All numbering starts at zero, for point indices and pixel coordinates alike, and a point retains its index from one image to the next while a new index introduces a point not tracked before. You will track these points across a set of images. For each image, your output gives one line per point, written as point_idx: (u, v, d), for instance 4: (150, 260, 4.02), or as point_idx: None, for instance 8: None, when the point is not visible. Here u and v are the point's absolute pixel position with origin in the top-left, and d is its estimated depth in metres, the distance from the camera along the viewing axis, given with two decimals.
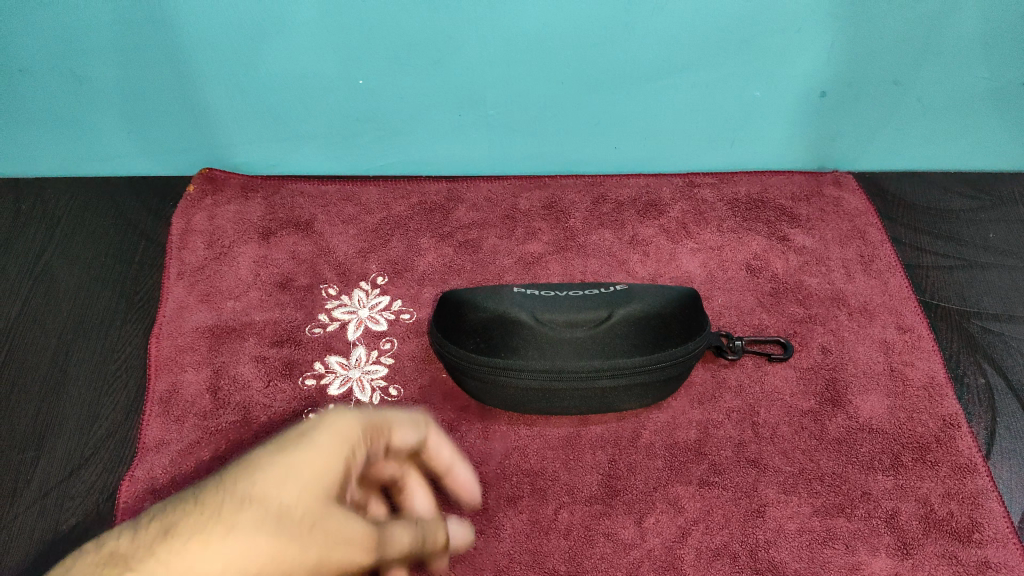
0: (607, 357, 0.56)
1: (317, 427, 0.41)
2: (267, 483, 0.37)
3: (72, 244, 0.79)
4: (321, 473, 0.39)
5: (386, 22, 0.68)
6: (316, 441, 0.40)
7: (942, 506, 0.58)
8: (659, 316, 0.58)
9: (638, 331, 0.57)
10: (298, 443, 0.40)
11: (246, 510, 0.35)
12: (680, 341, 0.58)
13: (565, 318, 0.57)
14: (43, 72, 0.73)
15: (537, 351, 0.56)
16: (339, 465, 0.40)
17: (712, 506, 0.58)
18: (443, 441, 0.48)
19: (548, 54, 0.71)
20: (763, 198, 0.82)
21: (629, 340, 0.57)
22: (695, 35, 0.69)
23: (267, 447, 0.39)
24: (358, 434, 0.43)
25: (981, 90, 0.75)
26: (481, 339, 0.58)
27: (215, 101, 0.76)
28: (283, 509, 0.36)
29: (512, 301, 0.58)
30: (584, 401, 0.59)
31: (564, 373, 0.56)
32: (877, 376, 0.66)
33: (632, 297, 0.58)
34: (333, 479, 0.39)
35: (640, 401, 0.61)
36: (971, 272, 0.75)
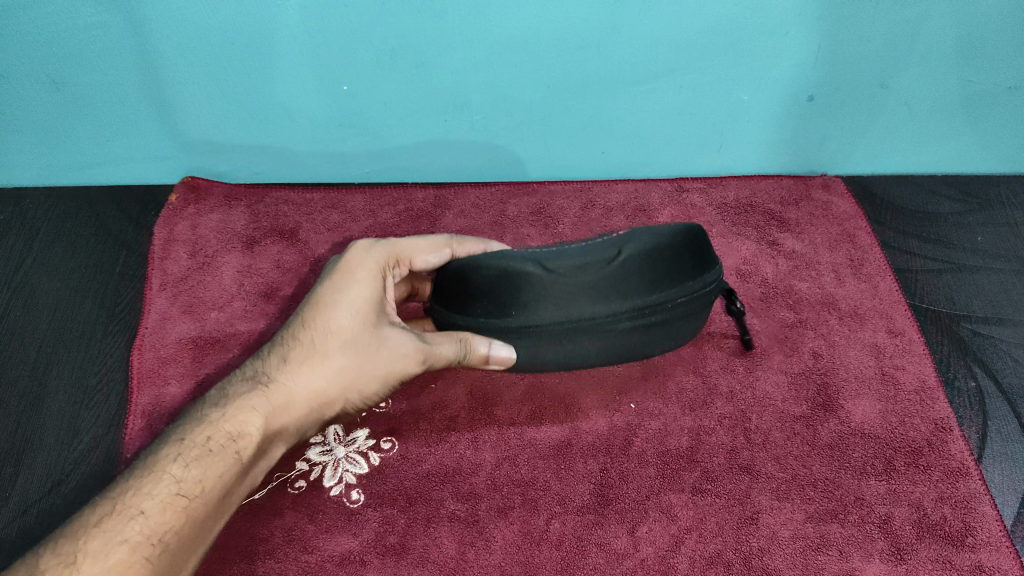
0: (623, 298, 0.53)
1: (351, 264, 0.58)
2: (319, 316, 0.57)
3: (51, 255, 0.78)
4: (357, 298, 0.57)
5: (369, 28, 0.67)
6: (357, 277, 0.58)
7: (936, 510, 0.57)
8: (670, 247, 0.54)
9: (651, 265, 0.53)
10: (342, 279, 0.58)
11: (325, 338, 0.55)
12: (693, 272, 0.55)
13: (573, 263, 0.53)
14: (20, 79, 0.72)
15: (551, 304, 0.53)
16: (376, 287, 0.58)
17: (705, 514, 0.57)
18: (466, 242, 0.61)
19: (535, 59, 0.70)
20: (751, 202, 0.82)
21: (644, 277, 0.53)
22: (680, 40, 0.69)
23: (323, 288, 0.58)
24: (384, 304, 0.58)
25: (967, 94, 0.75)
26: (490, 301, 0.55)
27: (197, 109, 0.75)
28: (331, 331, 0.56)
29: (514, 254, 0.54)
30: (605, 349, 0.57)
31: (582, 320, 0.53)
32: (868, 381, 0.66)
33: (638, 232, 0.54)
34: (374, 298, 0.57)
35: (658, 339, 0.59)
36: (959, 275, 0.75)
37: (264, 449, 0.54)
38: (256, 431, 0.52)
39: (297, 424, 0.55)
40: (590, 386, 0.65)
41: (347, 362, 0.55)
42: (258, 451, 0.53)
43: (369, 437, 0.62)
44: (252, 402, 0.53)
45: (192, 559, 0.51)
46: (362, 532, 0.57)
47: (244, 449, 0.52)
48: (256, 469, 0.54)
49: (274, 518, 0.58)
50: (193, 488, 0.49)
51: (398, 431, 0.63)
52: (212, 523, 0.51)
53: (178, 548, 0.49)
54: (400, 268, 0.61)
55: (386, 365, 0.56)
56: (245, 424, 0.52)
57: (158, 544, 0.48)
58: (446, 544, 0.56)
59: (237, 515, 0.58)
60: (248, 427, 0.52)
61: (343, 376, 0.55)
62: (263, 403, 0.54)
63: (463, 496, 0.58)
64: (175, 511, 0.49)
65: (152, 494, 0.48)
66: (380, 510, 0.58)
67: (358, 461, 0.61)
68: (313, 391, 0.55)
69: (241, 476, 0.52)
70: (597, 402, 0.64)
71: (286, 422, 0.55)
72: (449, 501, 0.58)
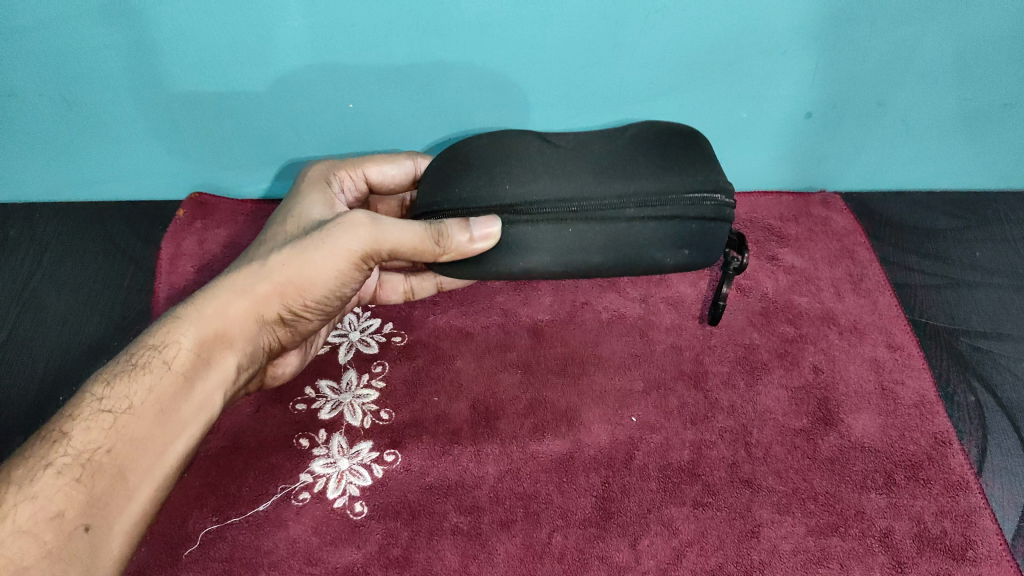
0: (629, 179, 0.51)
1: (297, 190, 0.66)
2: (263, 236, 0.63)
3: (60, 271, 0.79)
4: (296, 213, 0.63)
5: (374, 47, 0.68)
6: (299, 199, 0.65)
7: (936, 524, 0.58)
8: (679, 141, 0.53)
9: (656, 138, 0.53)
10: (289, 204, 0.65)
11: (261, 249, 0.61)
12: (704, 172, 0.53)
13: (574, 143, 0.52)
14: (31, 97, 0.73)
15: (547, 176, 0.51)
16: (318, 203, 0.64)
17: (706, 527, 0.57)
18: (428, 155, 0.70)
19: (537, 77, 0.71)
20: (751, 218, 0.83)
21: (650, 161, 0.51)
22: (680, 59, 0.70)
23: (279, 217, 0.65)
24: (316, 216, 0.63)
25: (964, 111, 0.76)
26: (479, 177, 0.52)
27: (205, 126, 0.76)
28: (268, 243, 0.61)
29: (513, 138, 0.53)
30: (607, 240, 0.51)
31: (581, 203, 0.50)
32: (868, 395, 0.66)
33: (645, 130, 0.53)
34: (316, 209, 0.64)
35: (668, 234, 0.52)
36: (958, 290, 0.76)
37: (208, 353, 0.58)
38: (181, 338, 0.57)
39: (240, 326, 0.59)
40: (591, 400, 0.66)
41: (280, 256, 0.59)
42: (197, 356, 0.57)
43: (372, 450, 0.63)
44: (182, 317, 0.58)
45: (147, 482, 0.54)
46: (366, 544, 0.57)
47: (172, 356, 0.57)
48: (206, 377, 0.58)
49: (278, 530, 0.58)
50: (116, 401, 0.54)
51: (402, 444, 0.63)
52: (162, 436, 0.55)
53: (118, 462, 0.53)
54: (355, 177, 0.69)
55: (329, 257, 0.58)
56: (176, 337, 0.57)
57: (86, 461, 0.52)
58: (449, 557, 0.56)
59: (242, 527, 0.58)
60: (172, 339, 0.57)
61: (280, 271, 0.58)
62: (195, 316, 0.58)
63: (465, 509, 0.59)
64: (102, 428, 0.53)
65: (78, 415, 0.53)
66: (383, 523, 0.58)
67: (361, 474, 0.61)
68: (252, 292, 0.59)
69: (183, 383, 0.56)
70: (599, 416, 0.65)
71: (225, 325, 0.59)
72: (452, 514, 0.58)
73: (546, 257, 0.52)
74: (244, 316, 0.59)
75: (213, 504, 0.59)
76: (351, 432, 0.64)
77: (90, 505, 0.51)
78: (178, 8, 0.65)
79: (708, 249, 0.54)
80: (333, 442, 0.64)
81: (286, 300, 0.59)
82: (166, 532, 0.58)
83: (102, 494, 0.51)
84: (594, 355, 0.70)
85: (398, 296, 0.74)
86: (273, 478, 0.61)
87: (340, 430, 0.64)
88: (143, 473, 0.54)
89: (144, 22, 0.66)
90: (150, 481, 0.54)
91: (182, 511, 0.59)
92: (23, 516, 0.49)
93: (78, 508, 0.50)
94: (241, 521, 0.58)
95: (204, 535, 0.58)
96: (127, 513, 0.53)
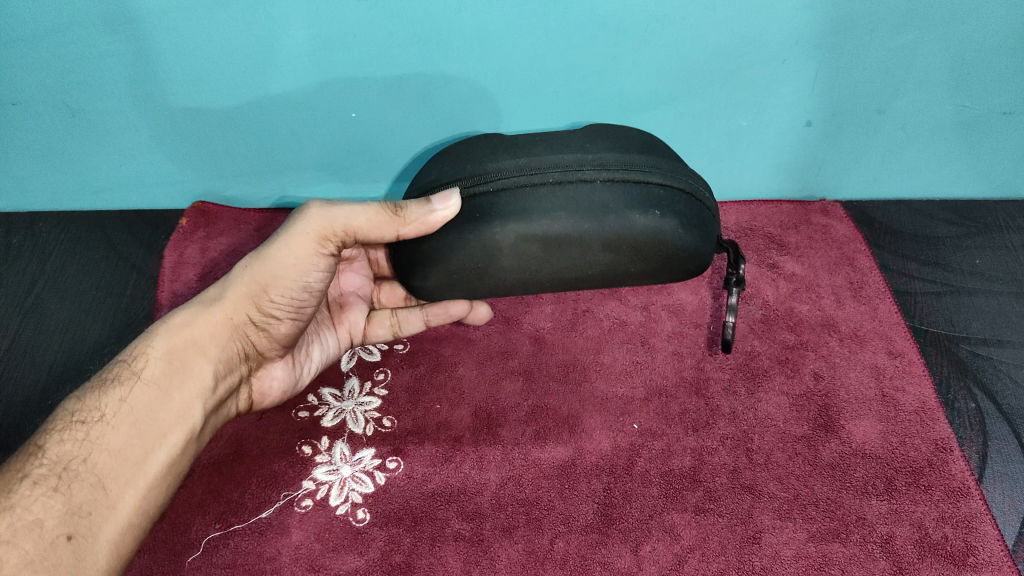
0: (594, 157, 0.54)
1: None
2: None
3: (63, 279, 0.79)
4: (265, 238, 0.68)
5: (379, 57, 0.69)
6: None
7: (937, 530, 0.57)
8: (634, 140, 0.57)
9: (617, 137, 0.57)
10: None
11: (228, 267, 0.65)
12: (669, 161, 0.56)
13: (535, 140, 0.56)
14: (37, 106, 0.74)
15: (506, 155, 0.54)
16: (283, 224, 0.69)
17: (707, 533, 0.57)
18: None
19: (537, 87, 0.72)
20: (752, 226, 0.83)
21: (606, 145, 0.55)
22: (680, 68, 0.70)
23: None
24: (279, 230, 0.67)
25: (962, 119, 0.76)
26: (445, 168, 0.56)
27: (209, 136, 0.76)
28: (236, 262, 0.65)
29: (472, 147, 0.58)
30: (567, 202, 0.51)
31: (539, 166, 0.52)
32: (869, 402, 0.66)
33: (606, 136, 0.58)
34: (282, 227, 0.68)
35: (634, 200, 0.52)
36: (958, 297, 0.76)
37: (179, 360, 0.60)
38: (153, 350, 0.60)
39: (208, 330, 0.61)
40: (593, 407, 0.66)
41: (243, 264, 0.62)
42: (168, 364, 0.59)
43: (374, 457, 0.63)
44: (152, 334, 0.61)
45: (130, 489, 0.54)
46: (368, 551, 0.57)
47: (142, 367, 0.59)
48: (180, 383, 0.59)
49: (280, 537, 0.58)
50: (92, 413, 0.56)
51: (404, 451, 0.63)
52: (140, 443, 0.56)
53: (96, 470, 0.54)
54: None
55: (291, 257, 0.61)
56: (146, 351, 0.60)
57: (61, 471, 0.53)
58: (451, 564, 0.56)
59: (245, 534, 0.58)
60: (143, 353, 0.60)
61: (245, 276, 0.62)
62: (163, 329, 0.61)
63: (467, 516, 0.59)
64: (76, 439, 0.54)
65: (53, 430, 0.55)
66: (385, 529, 0.58)
67: (364, 480, 0.61)
68: (218, 300, 0.62)
69: (158, 390, 0.58)
70: (600, 422, 0.65)
71: (194, 334, 0.61)
72: (454, 520, 0.58)
73: (518, 222, 0.51)
74: (214, 322, 0.62)
75: (216, 511, 0.60)
76: (354, 439, 0.64)
77: (68, 513, 0.51)
78: (181, 17, 0.65)
79: (691, 232, 0.53)
80: (336, 448, 0.64)
81: (254, 302, 0.62)
82: (169, 539, 0.58)
83: (83, 502, 0.52)
84: (596, 362, 0.70)
85: (386, 333, 0.73)
86: (276, 485, 0.61)
87: (343, 437, 0.65)
88: (124, 480, 0.54)
89: (147, 31, 0.67)
90: (133, 488, 0.55)
91: (186, 517, 0.59)
92: (4, 524, 0.49)
93: (57, 517, 0.51)
94: (244, 528, 0.59)
95: (208, 542, 0.58)
96: (113, 524, 0.53)
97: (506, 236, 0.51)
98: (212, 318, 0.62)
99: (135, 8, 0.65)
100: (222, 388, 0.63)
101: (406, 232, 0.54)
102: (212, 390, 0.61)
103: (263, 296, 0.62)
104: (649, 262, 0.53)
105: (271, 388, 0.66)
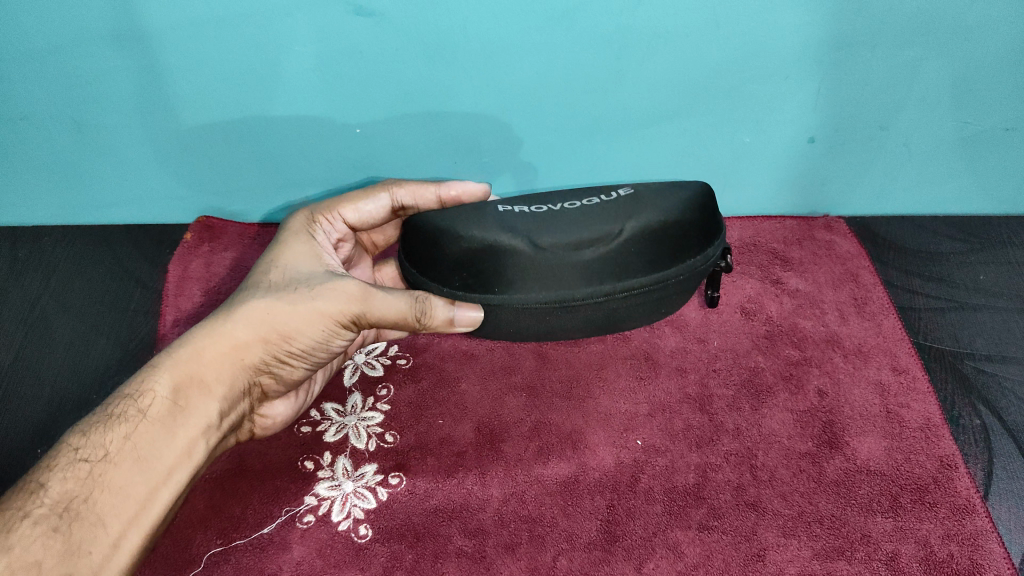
0: (618, 279, 0.56)
1: (288, 232, 0.68)
2: (255, 277, 0.65)
3: (68, 294, 0.80)
4: (288, 256, 0.66)
5: (384, 73, 0.69)
6: (292, 242, 0.67)
7: (943, 547, 0.57)
8: (666, 229, 0.57)
9: (652, 238, 0.57)
10: (278, 245, 0.67)
11: (248, 294, 0.63)
12: (695, 253, 0.59)
13: (569, 242, 0.56)
14: (42, 121, 0.75)
15: (536, 284, 0.56)
16: (307, 244, 0.67)
17: (711, 551, 0.56)
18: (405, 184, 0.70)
19: (541, 103, 0.72)
20: (755, 242, 0.84)
21: (637, 261, 0.57)
22: (684, 85, 0.71)
23: (264, 261, 0.66)
24: (307, 260, 0.66)
25: (965, 135, 0.76)
26: (469, 274, 0.58)
27: (213, 151, 0.77)
28: (258, 286, 0.63)
29: (498, 229, 0.58)
30: (591, 327, 0.60)
31: (569, 301, 0.56)
32: (873, 418, 0.66)
33: (645, 207, 0.58)
34: (308, 252, 0.66)
35: (649, 314, 0.61)
36: (962, 313, 0.76)
37: (184, 399, 0.59)
38: (162, 385, 0.58)
39: (219, 371, 0.60)
40: (596, 423, 0.66)
41: (263, 304, 0.61)
42: (174, 402, 0.58)
43: (376, 472, 0.63)
44: (156, 365, 0.60)
45: (133, 528, 0.54)
46: (370, 567, 0.56)
47: (147, 404, 0.58)
48: (185, 422, 0.58)
49: (282, 553, 0.57)
50: (95, 452, 0.55)
51: (406, 466, 0.63)
52: (143, 481, 0.55)
53: (97, 509, 0.53)
54: (333, 220, 0.70)
55: (313, 314, 0.61)
56: (151, 386, 0.58)
57: (63, 510, 0.52)
58: None
59: (246, 549, 0.58)
60: (152, 387, 0.58)
61: (263, 321, 0.61)
62: (169, 361, 0.59)
63: (469, 532, 0.58)
64: (79, 476, 0.54)
65: (55, 467, 0.54)
66: (387, 545, 0.57)
67: (365, 496, 0.61)
68: (231, 339, 0.61)
69: (162, 430, 0.57)
70: (604, 439, 0.65)
71: (202, 370, 0.60)
72: (456, 537, 0.58)
73: (531, 331, 0.60)
74: (227, 362, 0.61)
75: (218, 526, 0.59)
76: (356, 454, 0.64)
77: (68, 553, 0.51)
78: (189, 35, 0.66)
79: (674, 308, 0.63)
80: (338, 464, 0.64)
81: (269, 349, 0.62)
82: (170, 555, 0.57)
83: (82, 542, 0.52)
84: (599, 378, 0.70)
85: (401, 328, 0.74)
86: (277, 501, 0.61)
87: (345, 452, 0.65)
88: (125, 518, 0.54)
89: (154, 47, 0.67)
90: (136, 528, 0.54)
91: (187, 533, 0.59)
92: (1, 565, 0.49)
93: (56, 558, 0.51)
94: (245, 544, 0.58)
95: (209, 557, 0.57)
96: (112, 564, 0.53)
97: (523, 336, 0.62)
98: (222, 357, 0.61)
99: (141, 22, 0.65)
100: (227, 425, 0.61)
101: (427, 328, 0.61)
102: (216, 428, 0.60)
103: (279, 345, 0.62)
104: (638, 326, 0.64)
105: (275, 421, 0.65)
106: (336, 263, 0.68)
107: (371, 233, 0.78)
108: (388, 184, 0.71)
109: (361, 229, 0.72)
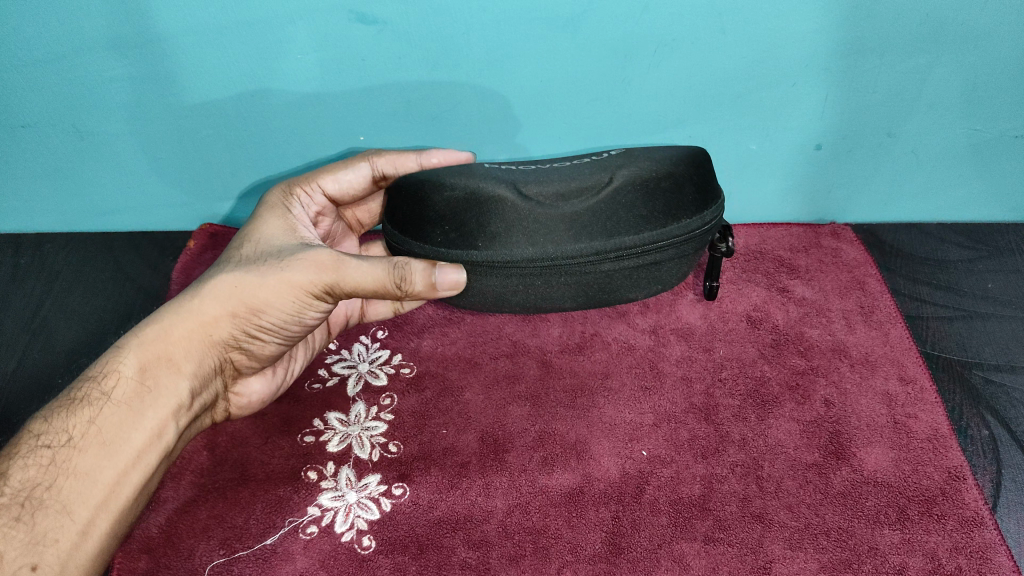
0: (608, 236, 0.59)
1: (261, 207, 0.68)
2: (227, 252, 0.66)
3: (71, 300, 0.79)
4: (258, 229, 0.66)
5: (387, 81, 0.68)
6: (263, 217, 0.67)
7: (950, 561, 0.56)
8: (657, 181, 0.60)
9: (641, 192, 0.60)
10: (252, 219, 0.68)
11: (217, 269, 0.64)
12: (690, 214, 0.61)
13: (557, 191, 0.59)
14: (44, 128, 0.74)
15: (523, 238, 0.59)
16: (280, 216, 0.67)
17: (717, 563, 0.56)
18: (384, 154, 0.69)
19: (546, 112, 0.72)
20: (761, 249, 0.83)
21: (627, 216, 0.59)
22: (689, 92, 0.70)
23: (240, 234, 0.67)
24: (276, 233, 0.66)
25: (975, 142, 0.76)
26: (453, 229, 0.60)
27: (216, 158, 0.76)
28: (227, 261, 0.64)
29: (484, 179, 0.60)
30: (583, 287, 0.62)
31: (560, 256, 0.59)
32: (881, 428, 0.65)
33: (633, 161, 0.61)
34: (279, 224, 0.66)
35: (642, 279, 0.63)
36: (970, 322, 0.76)
37: (151, 379, 0.61)
38: (126, 366, 0.60)
39: (186, 349, 0.62)
40: (601, 433, 0.66)
41: (231, 278, 0.62)
42: (140, 384, 0.60)
43: (380, 483, 0.62)
44: (122, 346, 0.61)
45: (102, 513, 0.56)
46: None
47: (112, 386, 0.60)
48: (151, 403, 0.60)
49: (285, 564, 0.57)
50: (58, 437, 0.57)
51: (410, 477, 0.62)
52: (109, 464, 0.57)
53: (61, 496, 0.55)
54: (313, 192, 0.70)
55: (282, 284, 0.62)
56: (118, 368, 0.61)
57: (24, 500, 0.55)
58: None
59: (249, 560, 0.57)
60: (115, 369, 0.60)
61: (231, 295, 0.62)
62: (135, 342, 0.61)
63: (474, 544, 0.57)
64: (42, 464, 0.56)
65: (19, 454, 0.57)
66: (391, 557, 0.57)
67: (369, 507, 0.60)
68: (198, 315, 0.62)
69: (128, 413, 0.59)
70: (609, 449, 0.64)
71: (169, 349, 0.62)
72: (460, 548, 0.57)
73: (524, 295, 0.63)
74: (192, 338, 0.62)
75: (221, 536, 0.59)
76: (360, 465, 0.64)
77: (31, 543, 0.54)
78: (191, 40, 0.66)
79: (667, 279, 0.66)
80: (341, 474, 0.63)
81: (239, 322, 0.63)
82: (172, 565, 0.57)
83: (47, 531, 0.54)
84: (604, 387, 0.70)
85: (387, 309, 0.77)
86: (281, 511, 0.60)
87: (348, 462, 0.64)
88: (93, 506, 0.56)
89: (158, 54, 0.67)
90: (104, 513, 0.56)
91: (189, 544, 0.58)
92: None
93: (19, 548, 0.53)
94: (249, 554, 0.57)
95: (212, 568, 0.56)
96: (81, 552, 0.55)
97: (515, 298, 0.64)
98: (190, 334, 0.62)
99: (146, 30, 0.65)
100: (198, 404, 0.63)
101: (406, 296, 0.62)
102: (186, 407, 0.62)
103: (248, 319, 0.63)
104: (632, 299, 0.67)
105: (251, 399, 0.67)
106: (313, 236, 0.68)
107: (355, 209, 0.76)
108: (368, 154, 0.69)
109: (342, 200, 0.71)
